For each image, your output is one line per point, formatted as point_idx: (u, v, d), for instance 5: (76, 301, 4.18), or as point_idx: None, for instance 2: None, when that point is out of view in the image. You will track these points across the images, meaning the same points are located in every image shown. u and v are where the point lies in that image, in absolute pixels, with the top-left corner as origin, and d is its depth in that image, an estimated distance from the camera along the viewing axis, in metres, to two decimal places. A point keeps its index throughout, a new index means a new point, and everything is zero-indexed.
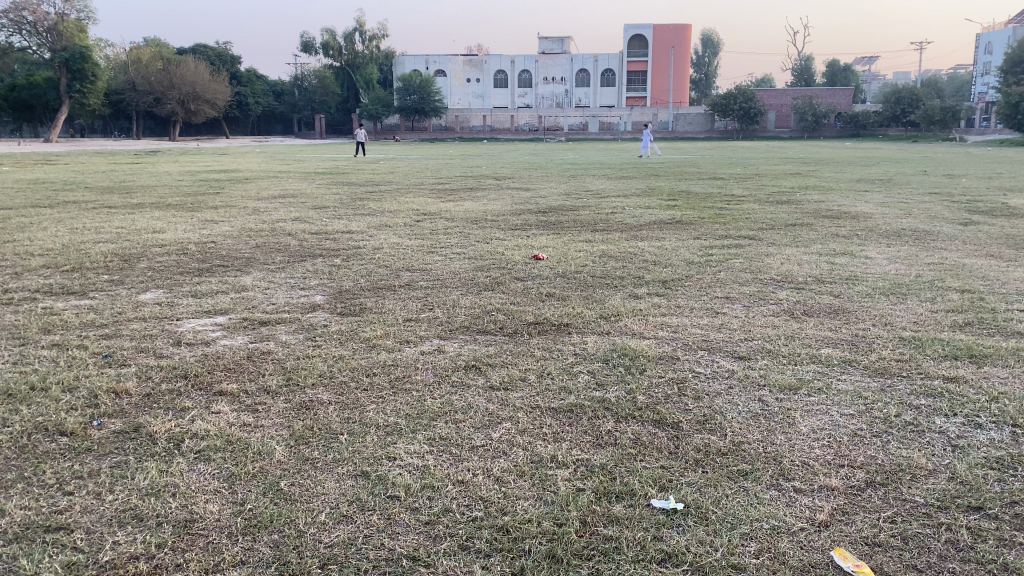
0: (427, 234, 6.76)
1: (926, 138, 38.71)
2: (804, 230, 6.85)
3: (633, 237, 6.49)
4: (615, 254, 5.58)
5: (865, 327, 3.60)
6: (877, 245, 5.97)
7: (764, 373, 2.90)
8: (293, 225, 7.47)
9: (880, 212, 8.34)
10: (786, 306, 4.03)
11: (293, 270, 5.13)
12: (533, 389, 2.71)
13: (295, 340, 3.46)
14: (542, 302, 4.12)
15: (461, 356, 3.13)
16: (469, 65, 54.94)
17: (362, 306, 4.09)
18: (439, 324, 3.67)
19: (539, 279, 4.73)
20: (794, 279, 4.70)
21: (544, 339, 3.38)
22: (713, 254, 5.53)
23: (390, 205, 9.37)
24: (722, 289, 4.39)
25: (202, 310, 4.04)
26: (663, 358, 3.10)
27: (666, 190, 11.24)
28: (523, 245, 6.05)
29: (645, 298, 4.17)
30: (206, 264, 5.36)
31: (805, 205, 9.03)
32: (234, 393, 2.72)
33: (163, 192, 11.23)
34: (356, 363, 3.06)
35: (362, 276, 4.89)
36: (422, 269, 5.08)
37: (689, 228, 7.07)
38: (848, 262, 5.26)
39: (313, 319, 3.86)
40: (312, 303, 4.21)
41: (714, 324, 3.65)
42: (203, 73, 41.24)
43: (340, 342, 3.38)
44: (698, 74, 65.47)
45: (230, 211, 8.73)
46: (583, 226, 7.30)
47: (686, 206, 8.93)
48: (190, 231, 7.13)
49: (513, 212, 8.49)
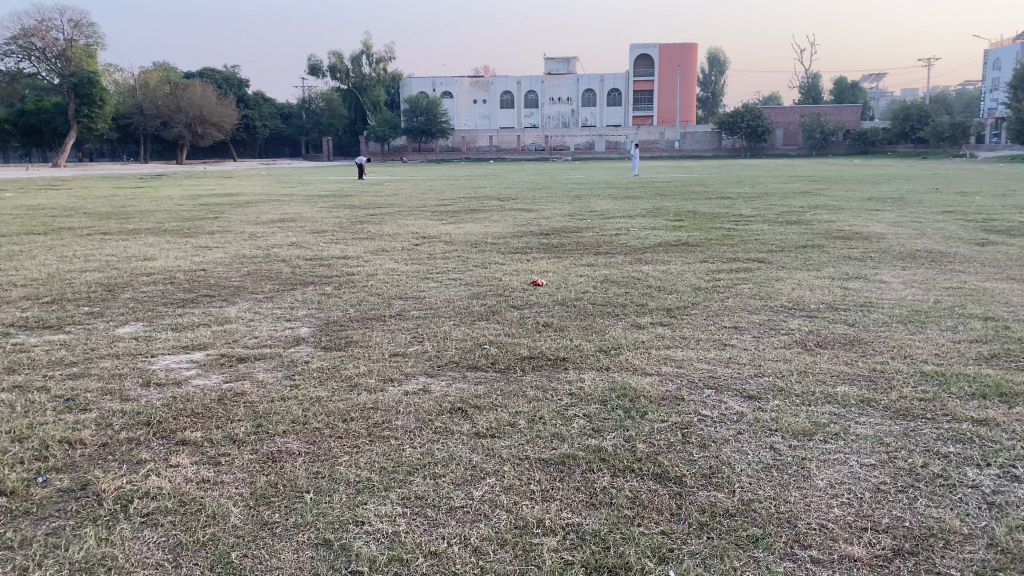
0: (425, 259, 6.56)
1: (935, 155, 38.46)
2: (814, 253, 6.62)
3: (637, 260, 6.27)
4: (618, 280, 5.36)
5: (883, 359, 3.36)
6: (892, 269, 5.73)
7: (776, 415, 2.66)
8: (289, 250, 7.29)
9: (892, 232, 8.11)
10: (798, 336, 3.79)
11: (281, 299, 4.93)
12: (522, 436, 2.48)
13: (272, 379, 3.25)
14: (539, 333, 3.90)
15: (448, 397, 2.91)
16: (475, 86, 55.10)
17: (348, 339, 3.88)
18: (427, 359, 3.45)
19: (536, 307, 4.51)
20: (805, 306, 4.47)
21: (537, 376, 3.16)
22: (720, 279, 5.30)
23: (390, 228, 9.19)
24: (730, 318, 4.16)
25: (179, 345, 3.85)
26: (665, 397, 2.86)
27: (672, 209, 11.04)
28: (522, 270, 5.84)
29: (648, 329, 3.94)
30: (193, 294, 5.17)
31: (815, 225, 8.79)
32: (197, 442, 2.50)
33: (161, 217, 11.07)
34: (334, 406, 2.84)
35: (351, 305, 4.69)
36: (415, 297, 4.87)
37: (694, 250, 6.86)
38: (861, 287, 5.02)
39: (295, 354, 3.65)
40: (296, 336, 4.00)
41: (720, 357, 3.42)
42: (211, 97, 41.39)
43: (319, 381, 3.16)
44: (705, 93, 65.51)
45: (227, 236, 8.56)
46: (586, 248, 7.09)
47: (693, 227, 8.73)
48: (181, 257, 6.94)
49: (514, 234, 8.28)
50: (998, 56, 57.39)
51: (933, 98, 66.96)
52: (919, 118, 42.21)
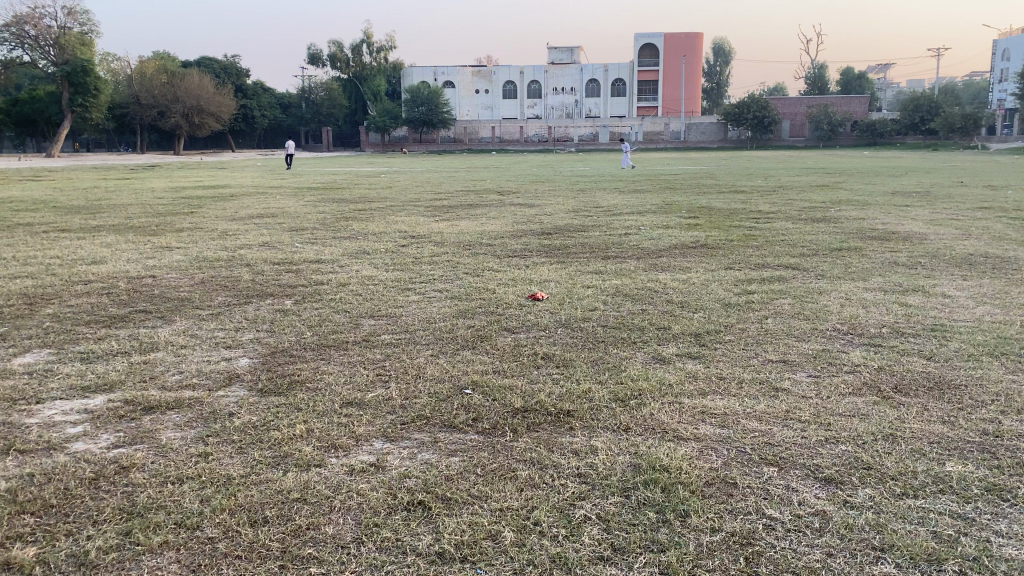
0: (408, 264, 5.74)
1: (947, 147, 37.55)
2: (853, 257, 5.79)
3: (651, 267, 5.45)
4: (633, 293, 4.54)
5: (993, 416, 2.53)
6: (951, 278, 4.90)
7: (876, 520, 1.84)
8: (257, 252, 6.49)
9: (934, 232, 7.28)
10: (868, 377, 2.96)
11: (228, 317, 4.11)
12: (507, 565, 1.67)
13: (177, 444, 2.42)
14: (537, 370, 3.06)
15: (405, 481, 2.08)
16: (478, 76, 54.12)
17: (294, 378, 3.05)
18: (390, 412, 2.62)
19: (535, 331, 3.68)
20: (864, 329, 3.66)
21: (532, 444, 2.33)
22: (753, 294, 4.46)
23: (377, 225, 8.38)
24: (775, 349, 3.34)
25: (75, 386, 3.00)
26: (711, 484, 2.04)
27: (683, 205, 10.25)
28: (519, 279, 5.03)
29: (676, 364, 3.11)
30: (127, 309, 4.34)
31: (845, 224, 7.95)
32: (25, 567, 1.69)
33: (135, 212, 10.30)
34: (245, 496, 2.01)
35: (310, 326, 3.85)
36: (389, 316, 4.05)
37: (716, 253, 6.06)
38: (924, 304, 4.18)
39: (222, 401, 2.83)
40: (228, 373, 3.17)
41: (774, 412, 2.59)
42: (208, 87, 40.47)
43: (236, 450, 2.34)
44: (711, 83, 64.55)
45: (195, 234, 7.76)
46: (592, 251, 6.27)
47: (710, 225, 7.95)
48: (133, 260, 6.12)
49: (512, 233, 7.47)
50: (1007, 45, 56.28)
51: (941, 87, 65.98)
52: (929, 108, 41.24)
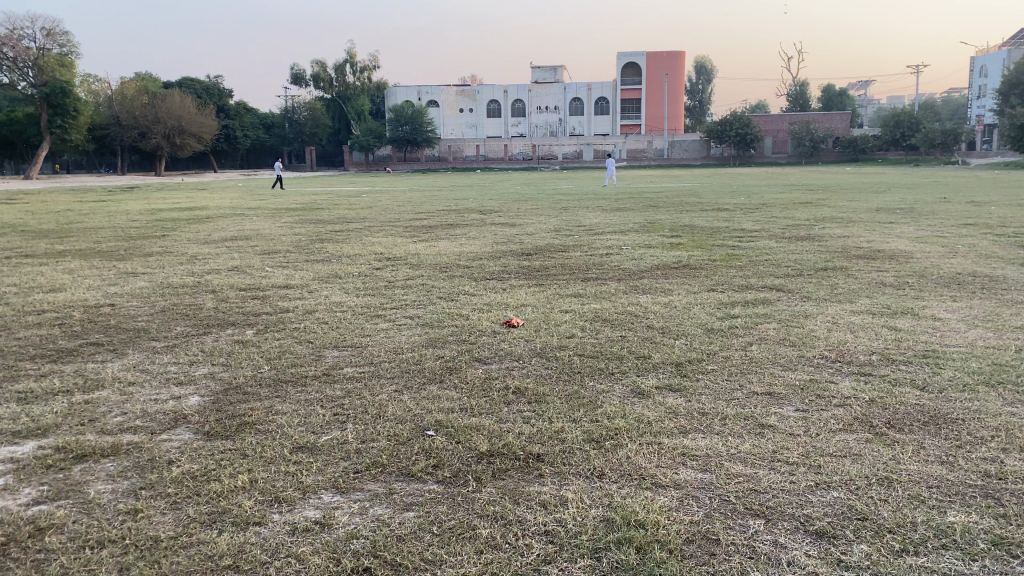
0: (381, 288, 5.53)
1: (928, 163, 37.80)
2: (839, 278, 5.64)
3: (632, 289, 5.27)
4: (612, 317, 4.35)
5: (994, 454, 2.35)
6: (940, 300, 4.75)
7: None
8: (226, 278, 6.25)
9: (920, 250, 7.16)
10: (859, 411, 2.77)
11: (184, 350, 3.88)
12: None
13: (106, 498, 2.19)
14: (507, 406, 2.86)
15: (352, 544, 1.87)
16: (462, 95, 54.10)
17: (243, 419, 2.82)
18: (343, 460, 2.41)
19: (508, 362, 3.48)
20: (853, 357, 3.48)
21: (498, 495, 2.13)
22: (737, 318, 4.28)
23: (352, 247, 8.18)
24: (760, 379, 3.15)
25: (4, 431, 2.76)
26: (690, 542, 1.86)
27: (666, 223, 10.12)
28: (495, 304, 4.83)
29: (656, 398, 2.92)
30: (77, 342, 4.10)
31: (829, 242, 7.83)
32: None
33: (105, 236, 10.00)
34: (172, 566, 1.80)
35: (269, 359, 3.63)
36: (355, 346, 3.85)
37: (699, 274, 5.89)
38: (913, 328, 4.02)
39: (163, 446, 2.60)
40: (175, 414, 2.93)
41: (760, 453, 2.40)
42: (190, 107, 40.13)
43: (170, 506, 2.12)
44: (693, 101, 64.95)
45: (164, 259, 7.52)
46: (572, 272, 6.10)
47: (692, 244, 7.81)
48: (93, 288, 5.86)
49: (490, 255, 7.27)
50: (985, 62, 56.98)
51: (921, 104, 66.77)
52: (910, 124, 41.54)
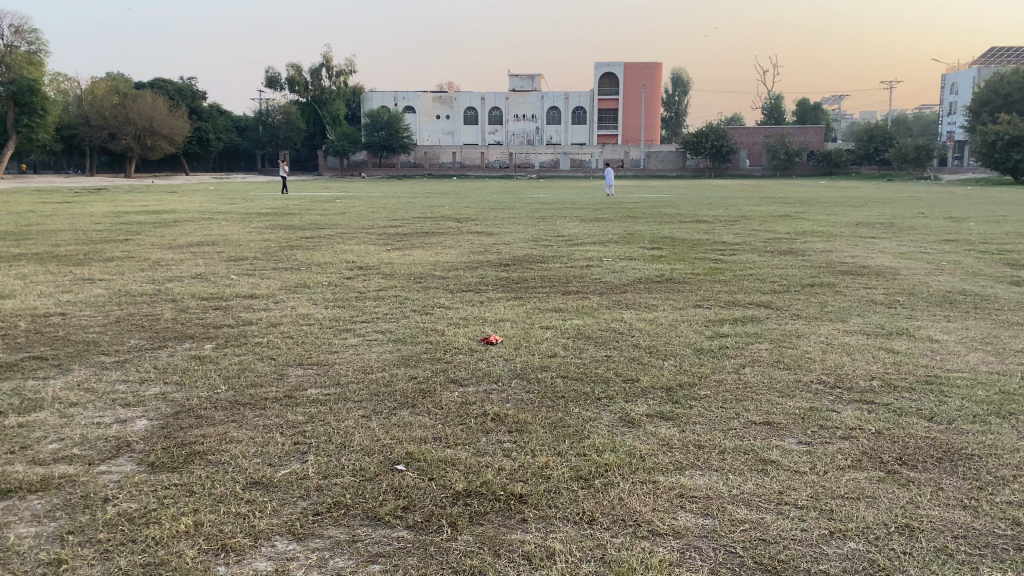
0: (351, 300, 5.26)
1: (900, 178, 38.18)
2: (827, 295, 5.46)
3: (615, 304, 5.05)
4: (596, 335, 4.12)
5: (1020, 498, 2.14)
6: (934, 320, 4.58)
7: None
8: (188, 285, 5.94)
9: (905, 266, 7.02)
10: (867, 445, 2.56)
11: (135, 366, 3.60)
12: None
13: (26, 545, 1.91)
14: (485, 435, 2.62)
15: None
16: (439, 101, 53.83)
17: (193, 448, 2.55)
18: (302, 498, 2.15)
19: (486, 383, 3.23)
20: (854, 382, 3.28)
21: (476, 545, 1.88)
22: (726, 337, 4.07)
23: (323, 255, 7.90)
24: (756, 407, 2.93)
25: None
26: None
27: (645, 234, 9.93)
28: (472, 319, 4.57)
29: (647, 427, 2.69)
30: (19, 355, 3.78)
31: (812, 257, 7.68)
32: None
33: (64, 240, 9.61)
34: None
35: (226, 378, 3.36)
36: (321, 364, 3.58)
37: (682, 289, 5.70)
38: (911, 350, 3.84)
39: (100, 480, 2.32)
40: (118, 441, 2.64)
41: (765, 495, 2.17)
42: (161, 107, 39.45)
43: (100, 555, 1.85)
44: (669, 113, 65.26)
45: (125, 264, 7.19)
46: (551, 285, 5.87)
47: (674, 257, 7.62)
48: (44, 295, 5.53)
49: (467, 265, 7.03)
50: (955, 79, 57.83)
51: (893, 120, 67.59)
52: (882, 139, 41.91)
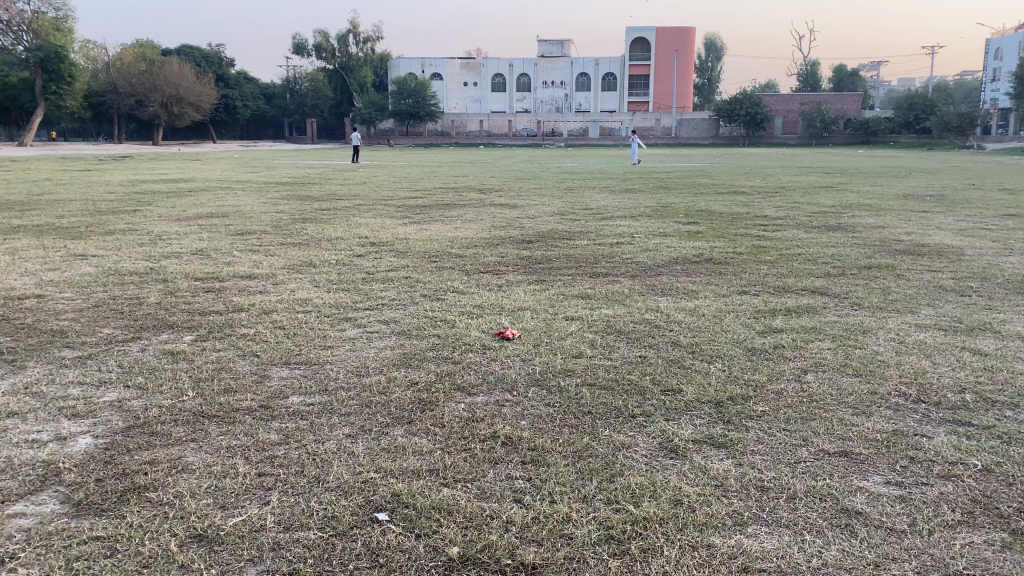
0: (355, 282, 4.75)
1: (941, 146, 36.84)
2: (889, 280, 4.86)
3: (648, 289, 4.50)
4: (629, 329, 3.58)
5: None
6: (1018, 312, 3.97)
7: None
8: (184, 263, 5.48)
9: (970, 245, 6.37)
10: (976, 490, 2.01)
11: (100, 363, 3.14)
12: None
13: None
14: (491, 468, 2.11)
15: None
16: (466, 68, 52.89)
17: (137, 481, 2.07)
18: (253, 563, 1.67)
19: (498, 393, 2.72)
20: (943, 396, 2.71)
21: None
22: (781, 334, 3.50)
23: (335, 229, 7.41)
24: (827, 430, 2.39)
25: None
26: None
27: (680, 207, 9.34)
28: (488, 307, 4.06)
29: (695, 460, 2.16)
30: None
31: (864, 234, 7.05)
32: None
33: (71, 209, 9.21)
34: None
35: (197, 382, 2.87)
36: (309, 364, 3.09)
37: (723, 271, 5.14)
38: (1003, 352, 3.25)
39: (6, 527, 1.84)
40: (49, 467, 2.17)
41: (856, 569, 1.65)
42: (188, 74, 39.07)
43: None
44: (703, 81, 63.81)
45: (124, 238, 6.76)
46: (578, 266, 5.34)
47: (711, 233, 7.04)
48: (25, 274, 5.09)
49: (488, 241, 6.51)
50: (1001, 45, 55.63)
51: (936, 87, 65.42)
52: (924, 107, 40.39)
